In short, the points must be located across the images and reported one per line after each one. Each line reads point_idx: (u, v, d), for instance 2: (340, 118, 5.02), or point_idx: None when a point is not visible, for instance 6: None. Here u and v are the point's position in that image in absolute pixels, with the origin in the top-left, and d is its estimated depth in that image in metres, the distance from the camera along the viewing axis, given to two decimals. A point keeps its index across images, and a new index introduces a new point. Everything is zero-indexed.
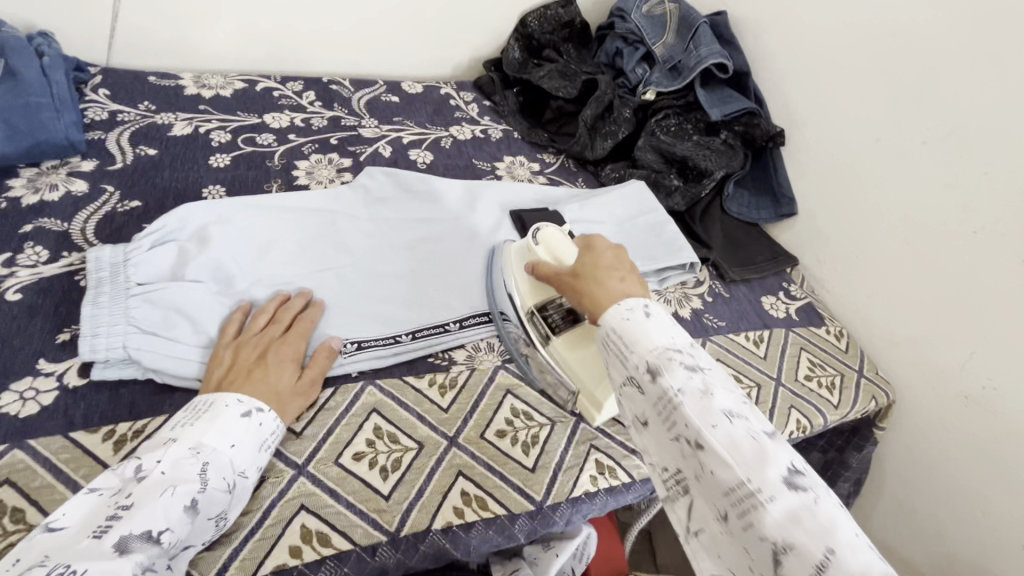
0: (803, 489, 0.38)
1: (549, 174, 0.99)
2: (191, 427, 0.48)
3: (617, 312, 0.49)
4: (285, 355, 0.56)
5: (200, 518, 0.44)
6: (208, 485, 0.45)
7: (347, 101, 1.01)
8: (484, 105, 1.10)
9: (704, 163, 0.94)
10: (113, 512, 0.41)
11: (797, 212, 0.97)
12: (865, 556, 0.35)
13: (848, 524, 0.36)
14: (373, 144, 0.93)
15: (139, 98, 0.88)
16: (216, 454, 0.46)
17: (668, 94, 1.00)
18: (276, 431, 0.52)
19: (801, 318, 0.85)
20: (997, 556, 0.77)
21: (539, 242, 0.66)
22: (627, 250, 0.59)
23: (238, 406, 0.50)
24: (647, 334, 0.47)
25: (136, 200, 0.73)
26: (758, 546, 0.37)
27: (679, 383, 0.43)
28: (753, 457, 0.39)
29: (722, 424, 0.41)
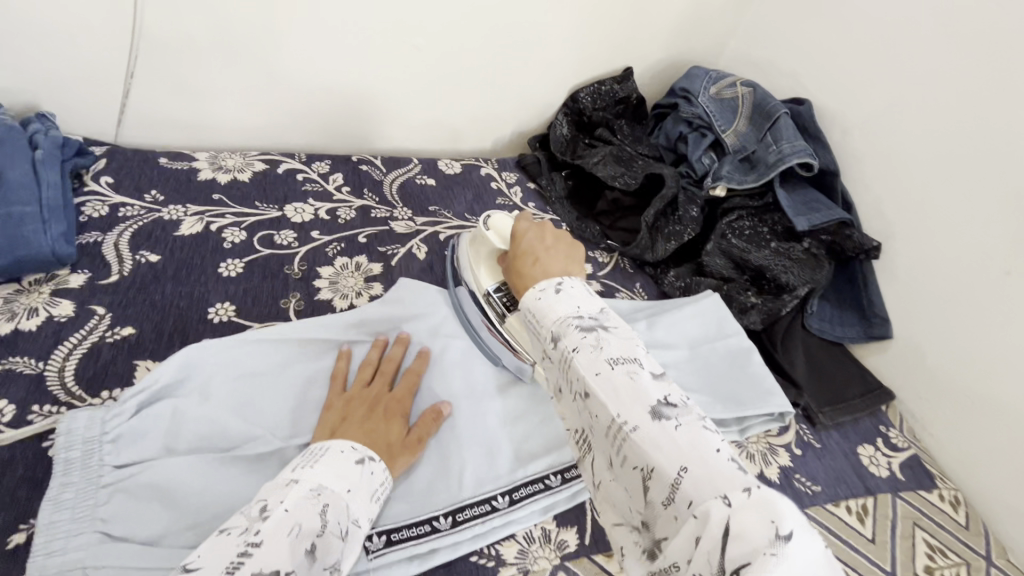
0: (671, 417, 0.38)
1: (603, 279, 0.87)
2: (310, 469, 0.45)
3: (532, 297, 0.49)
4: (396, 412, 0.56)
5: (318, 568, 0.40)
6: (327, 529, 0.41)
7: (378, 186, 0.91)
8: (529, 189, 0.99)
9: (785, 277, 0.82)
10: (242, 548, 0.37)
11: (891, 336, 0.83)
12: (722, 467, 0.35)
13: (708, 440, 0.36)
14: (407, 243, 0.82)
15: (148, 187, 0.78)
16: (335, 497, 0.44)
17: (741, 193, 0.88)
18: (384, 482, 0.50)
19: (907, 479, 0.71)
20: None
21: (489, 228, 0.67)
22: (552, 227, 0.61)
23: (351, 453, 0.49)
24: (553, 308, 0.47)
25: (130, 325, 0.62)
26: (632, 478, 0.38)
27: (575, 343, 0.44)
28: (627, 394, 0.40)
29: (608, 374, 0.41)
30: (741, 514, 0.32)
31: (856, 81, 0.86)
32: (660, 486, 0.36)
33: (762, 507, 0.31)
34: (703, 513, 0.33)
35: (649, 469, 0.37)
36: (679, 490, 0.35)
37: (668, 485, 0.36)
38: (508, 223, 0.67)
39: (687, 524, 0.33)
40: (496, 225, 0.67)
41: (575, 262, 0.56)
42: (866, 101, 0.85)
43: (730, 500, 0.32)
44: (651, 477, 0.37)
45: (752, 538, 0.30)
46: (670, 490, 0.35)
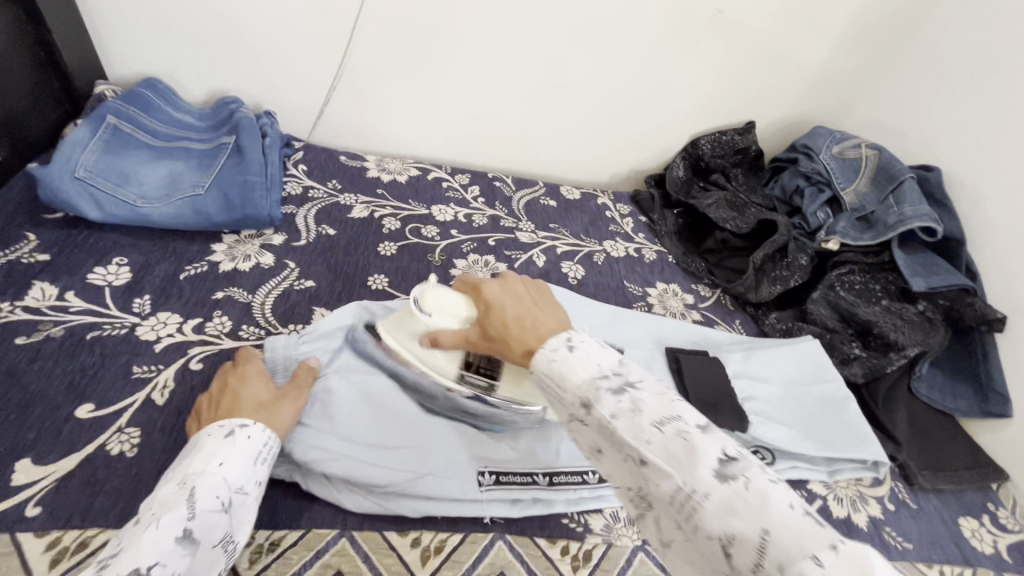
0: (735, 477, 0.37)
1: (703, 310, 0.92)
2: (178, 465, 0.47)
3: (543, 357, 0.47)
4: (246, 370, 0.57)
5: (205, 546, 0.43)
6: (199, 506, 0.44)
7: (508, 200, 1.03)
8: (640, 221, 1.07)
9: (894, 335, 0.82)
10: (104, 558, 0.40)
11: (1010, 415, 0.79)
12: (801, 525, 0.33)
13: (777, 493, 0.35)
14: (528, 251, 0.93)
15: (330, 177, 0.96)
16: (204, 477, 0.46)
17: (856, 248, 0.90)
18: (266, 442, 0.51)
19: (1015, 562, 0.68)
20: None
21: (425, 310, 0.59)
22: (515, 275, 0.58)
23: (219, 430, 0.50)
24: (573, 369, 0.45)
25: (311, 279, 0.77)
26: (709, 548, 0.36)
27: (611, 410, 0.42)
28: (685, 459, 0.38)
29: (654, 436, 0.40)
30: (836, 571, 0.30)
31: (992, 153, 0.86)
32: (747, 552, 0.34)
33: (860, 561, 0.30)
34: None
35: (730, 538, 0.35)
36: (767, 557, 0.33)
37: (754, 550, 0.34)
38: (439, 298, 0.59)
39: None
40: (434, 309, 0.58)
41: (552, 308, 0.53)
42: (1004, 172, 0.84)
43: (822, 560, 0.31)
44: (733, 545, 0.35)
45: None
46: (758, 555, 0.33)
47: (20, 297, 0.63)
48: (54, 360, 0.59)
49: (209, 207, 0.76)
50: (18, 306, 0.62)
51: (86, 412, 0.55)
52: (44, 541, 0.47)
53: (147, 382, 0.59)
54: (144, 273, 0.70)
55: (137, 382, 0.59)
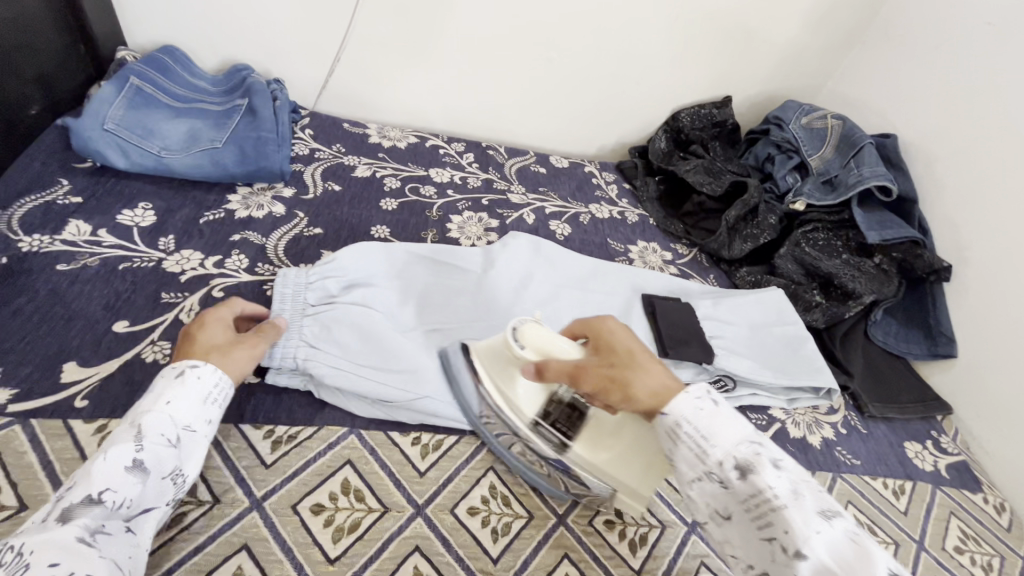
0: None
1: (680, 265, 0.99)
2: (135, 406, 0.48)
3: (687, 415, 0.49)
4: (209, 319, 0.57)
5: (154, 478, 0.45)
6: (148, 440, 0.45)
7: (500, 166, 1.11)
8: (624, 188, 1.15)
9: (852, 284, 0.90)
10: (60, 491, 0.41)
11: (955, 355, 0.87)
12: None
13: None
14: (519, 210, 1.00)
15: (334, 141, 1.03)
16: (151, 416, 0.47)
17: (819, 208, 0.98)
18: (219, 383, 0.51)
19: (952, 477, 0.76)
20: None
21: (520, 342, 0.57)
22: (616, 321, 0.59)
23: (170, 370, 0.50)
24: (723, 430, 0.47)
25: (319, 227, 0.84)
26: None
27: (774, 487, 0.43)
28: (858, 562, 0.38)
29: (822, 527, 0.41)
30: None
31: (942, 120, 0.94)
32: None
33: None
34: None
35: None
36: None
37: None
38: (540, 332, 0.57)
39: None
40: (530, 342, 0.57)
41: (665, 369, 0.54)
42: (953, 138, 0.92)
43: None
44: None
45: None
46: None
47: (58, 233, 0.70)
48: (91, 285, 0.65)
49: (225, 159, 0.83)
50: (56, 239, 0.69)
51: (122, 328, 0.62)
52: (92, 426, 0.54)
53: (174, 306, 0.66)
54: (167, 217, 0.77)
55: (166, 306, 0.66)
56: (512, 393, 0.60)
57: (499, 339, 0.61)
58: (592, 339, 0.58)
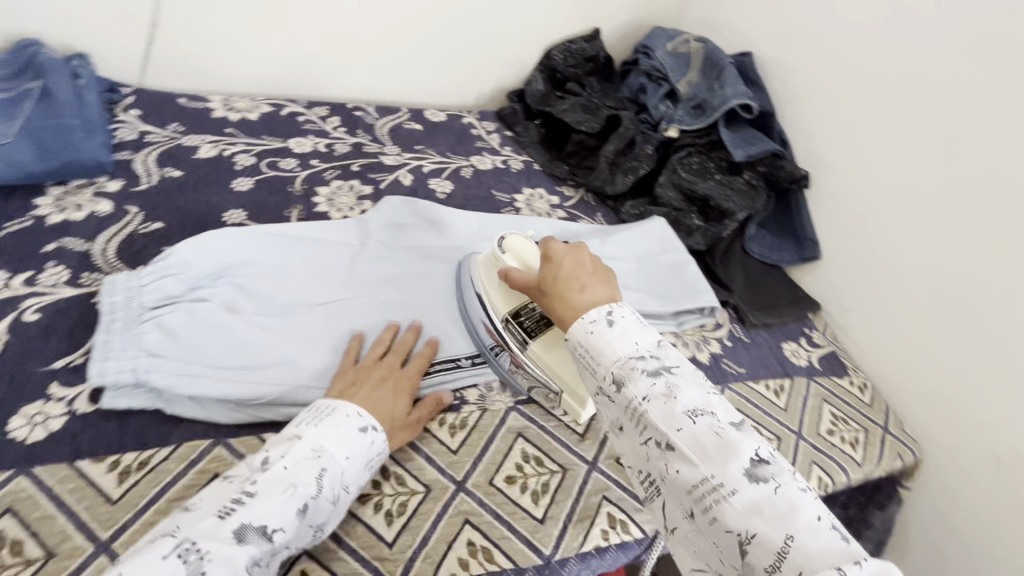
0: (766, 479, 0.41)
1: (568, 208, 0.98)
2: (314, 428, 0.52)
3: (580, 327, 0.50)
4: (406, 386, 0.61)
5: (306, 524, 0.47)
6: (321, 492, 0.48)
7: (370, 128, 1.03)
8: (506, 136, 1.11)
9: (726, 204, 0.93)
10: (238, 496, 0.45)
11: (819, 256, 0.94)
12: (824, 536, 0.37)
13: (809, 507, 0.39)
14: (394, 172, 0.94)
15: (169, 120, 0.90)
16: (333, 462, 0.50)
17: (690, 133, 1.00)
18: (381, 453, 0.55)
19: (823, 368, 0.83)
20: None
21: (505, 250, 0.68)
22: (588, 247, 0.59)
23: (357, 420, 0.54)
24: (611, 344, 0.49)
25: (159, 221, 0.74)
26: (724, 539, 0.40)
27: (644, 393, 0.45)
28: (716, 453, 0.42)
29: (686, 425, 0.44)
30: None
31: (792, 34, 0.98)
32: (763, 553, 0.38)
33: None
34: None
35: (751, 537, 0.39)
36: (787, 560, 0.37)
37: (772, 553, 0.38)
38: (522, 244, 0.68)
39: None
40: (512, 249, 0.67)
41: (611, 286, 0.55)
42: (802, 50, 0.96)
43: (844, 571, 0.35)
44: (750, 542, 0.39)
45: None
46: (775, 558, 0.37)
47: None
48: None
49: (21, 156, 0.70)
50: None
51: None
52: None
53: None
54: None
55: None
56: (500, 300, 0.68)
57: (490, 252, 0.71)
58: (544, 254, 0.60)
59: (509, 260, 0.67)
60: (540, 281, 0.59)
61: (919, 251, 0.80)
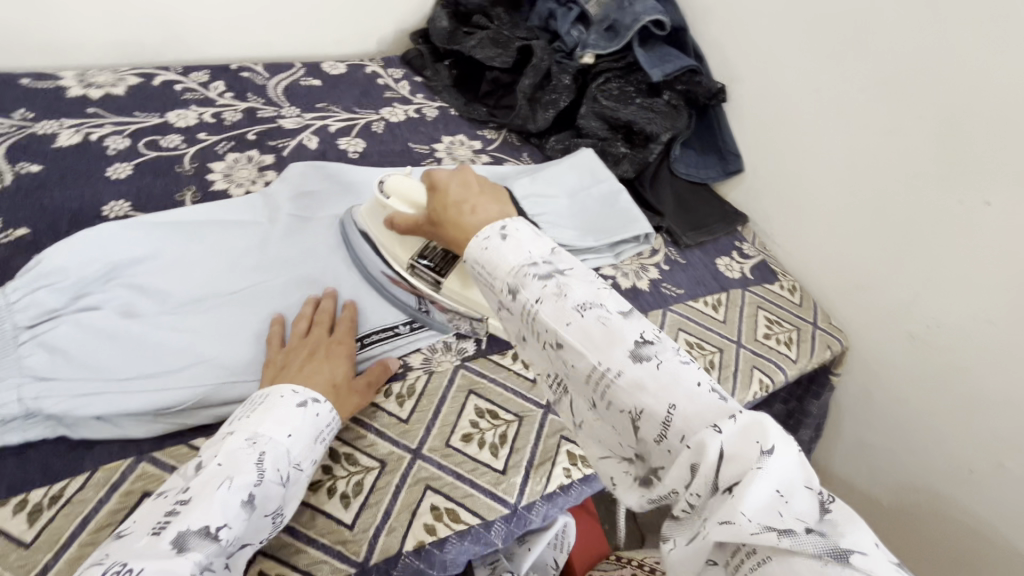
0: (650, 358, 0.39)
1: (492, 152, 0.94)
2: (247, 420, 0.48)
3: (476, 247, 0.46)
4: (340, 351, 0.57)
5: (258, 512, 0.44)
6: (264, 476, 0.44)
7: (262, 89, 0.92)
8: (416, 82, 1.04)
9: (649, 127, 0.91)
10: (171, 507, 0.41)
11: (743, 168, 0.95)
12: (704, 399, 0.37)
13: (686, 375, 0.38)
14: (296, 135, 0.85)
15: (12, 106, 0.76)
16: (272, 443, 0.46)
17: (607, 57, 0.96)
18: (331, 424, 0.52)
19: (756, 277, 0.86)
20: (970, 487, 0.76)
21: (387, 194, 0.64)
22: (472, 170, 0.57)
23: (292, 396, 0.50)
24: (505, 259, 0.45)
25: (23, 227, 0.64)
26: (620, 418, 0.39)
27: (536, 296, 0.42)
28: (603, 342, 0.40)
29: (575, 321, 0.41)
30: (734, 439, 0.34)
31: None
32: (652, 425, 0.38)
33: (755, 429, 0.34)
34: (700, 446, 0.34)
35: (667, 423, 0.37)
36: (671, 426, 0.37)
37: (659, 423, 0.37)
38: (406, 183, 0.64)
39: (682, 456, 0.36)
40: (394, 192, 0.64)
41: (501, 201, 0.53)
42: None
43: (722, 428, 0.35)
44: (641, 417, 0.38)
45: (744, 457, 0.33)
46: (662, 428, 0.37)
47: None
48: None
49: None
50: None
51: None
52: None
53: None
54: None
55: None
56: (398, 248, 0.67)
57: (373, 199, 0.68)
58: (427, 184, 0.57)
59: (395, 205, 0.63)
60: (429, 214, 0.57)
61: (833, 150, 0.82)
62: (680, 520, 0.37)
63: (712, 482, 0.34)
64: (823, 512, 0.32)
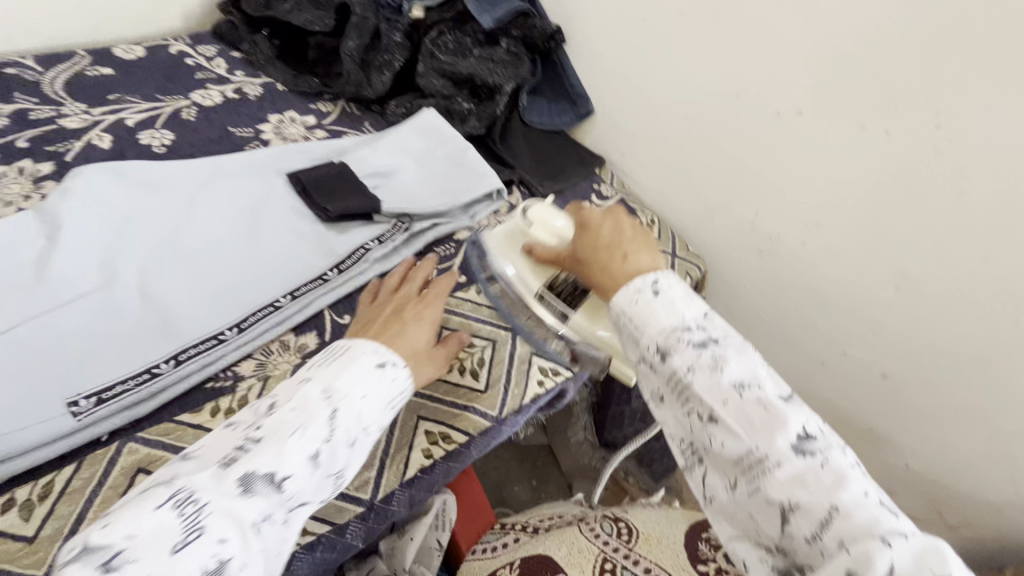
0: (813, 453, 0.38)
1: (328, 126, 0.86)
2: (324, 369, 0.49)
3: (624, 302, 0.46)
4: (426, 315, 0.59)
5: (320, 473, 0.44)
6: (334, 434, 0.45)
7: (34, 86, 0.78)
8: (234, 58, 0.92)
9: (490, 79, 0.88)
10: (243, 444, 0.42)
11: (594, 110, 0.94)
12: (873, 511, 0.35)
13: (857, 481, 0.36)
14: (83, 136, 0.73)
15: None
16: (346, 401, 0.47)
17: (435, 9, 0.90)
18: (403, 391, 0.52)
19: None
20: (820, 380, 0.84)
21: (529, 223, 0.63)
22: (624, 211, 0.56)
23: (372, 357, 0.51)
24: (655, 315, 0.44)
25: None
26: (766, 511, 0.38)
27: (688, 362, 0.42)
28: (762, 425, 0.39)
29: (730, 398, 0.40)
30: (908, 565, 0.32)
31: None
32: (806, 522, 0.36)
33: (932, 558, 0.33)
34: (862, 553, 0.33)
35: (792, 505, 0.36)
36: (831, 529, 0.35)
37: (815, 521, 0.35)
38: (547, 211, 0.62)
39: (837, 560, 0.34)
40: (536, 220, 0.62)
41: (651, 243, 0.52)
42: None
43: (890, 542, 0.33)
44: (793, 512, 0.36)
45: None
46: (819, 527, 0.35)
47: None
48: None
49: None
50: None
51: None
52: None
53: None
54: None
55: None
56: (531, 274, 0.63)
57: (511, 222, 0.66)
58: (579, 221, 0.57)
59: (539, 233, 0.62)
60: (576, 248, 0.56)
61: (670, 81, 0.82)
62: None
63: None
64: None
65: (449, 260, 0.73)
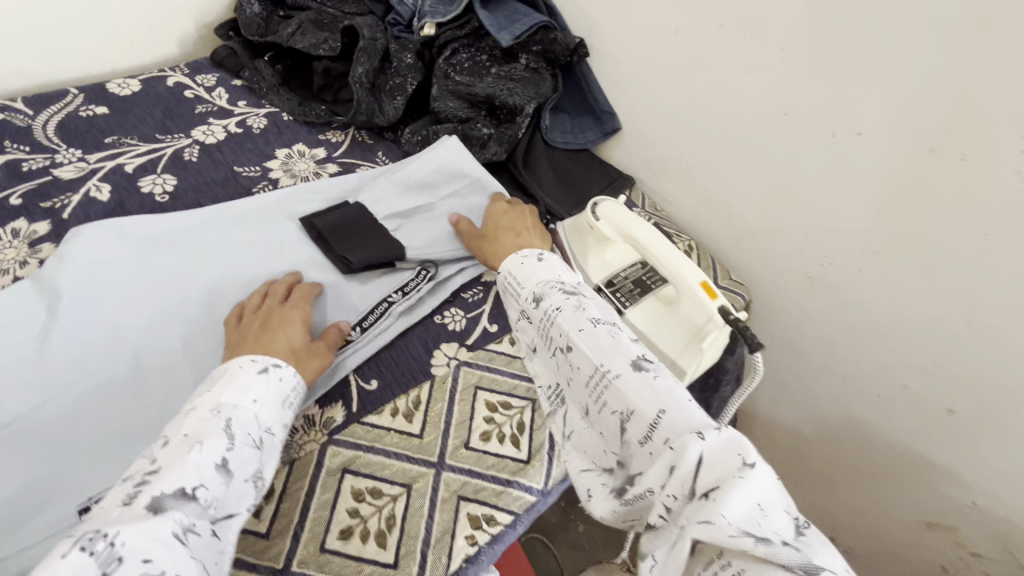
0: (645, 369, 0.49)
1: (340, 158, 0.80)
2: (207, 394, 0.47)
3: (515, 260, 0.61)
4: (290, 317, 0.56)
5: (237, 480, 0.43)
6: (235, 440, 0.44)
7: (26, 133, 0.73)
8: (235, 86, 0.86)
9: (511, 99, 0.82)
10: (143, 480, 0.41)
11: (622, 126, 0.88)
12: (686, 413, 0.45)
13: (671, 394, 0.46)
14: (79, 187, 0.68)
15: None
16: (238, 410, 0.46)
17: (448, 24, 0.83)
18: (296, 386, 0.52)
19: None
20: (878, 412, 0.77)
21: (598, 218, 0.66)
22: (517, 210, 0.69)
23: (252, 364, 0.50)
24: (535, 275, 0.59)
25: None
26: (608, 419, 0.49)
27: (557, 304, 0.55)
28: (609, 350, 0.50)
29: (586, 327, 0.52)
30: (716, 454, 0.41)
31: None
32: (639, 427, 0.46)
33: (734, 446, 0.40)
34: (680, 444, 0.42)
35: (630, 411, 0.47)
36: (658, 428, 0.45)
37: (647, 425, 0.46)
38: (617, 209, 0.65)
39: (663, 455, 0.44)
40: (604, 215, 0.65)
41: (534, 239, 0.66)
42: None
43: (705, 437, 0.42)
44: (631, 418, 0.47)
45: (726, 468, 0.39)
46: (648, 428, 0.46)
47: None
48: None
49: None
50: None
51: None
52: None
53: None
54: None
55: None
56: (592, 266, 0.67)
57: (579, 218, 0.70)
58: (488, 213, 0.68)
59: (604, 228, 0.65)
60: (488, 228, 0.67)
61: (706, 97, 0.75)
62: (657, 526, 0.43)
63: (689, 485, 0.41)
64: (796, 534, 0.38)
65: (477, 307, 0.66)
